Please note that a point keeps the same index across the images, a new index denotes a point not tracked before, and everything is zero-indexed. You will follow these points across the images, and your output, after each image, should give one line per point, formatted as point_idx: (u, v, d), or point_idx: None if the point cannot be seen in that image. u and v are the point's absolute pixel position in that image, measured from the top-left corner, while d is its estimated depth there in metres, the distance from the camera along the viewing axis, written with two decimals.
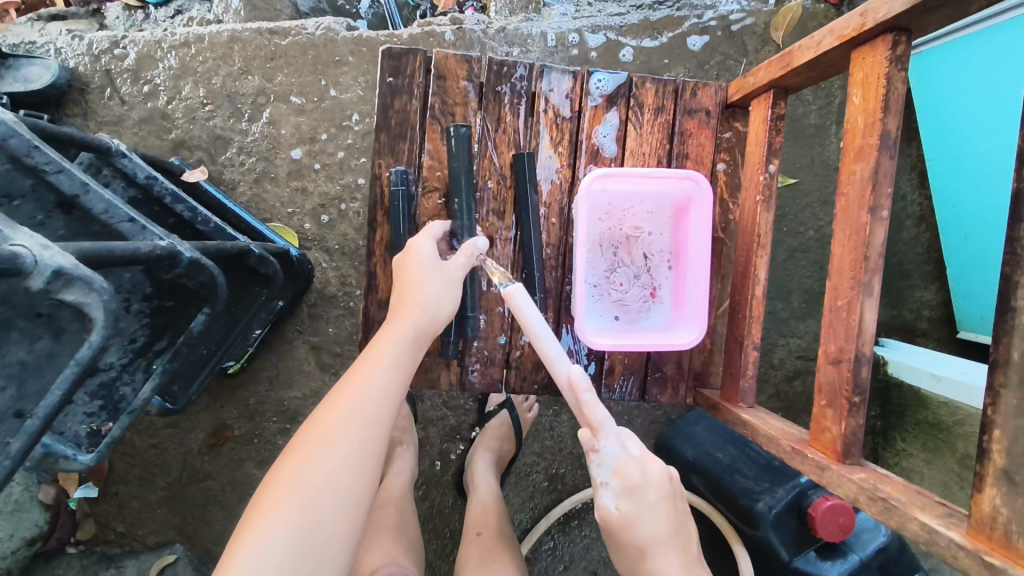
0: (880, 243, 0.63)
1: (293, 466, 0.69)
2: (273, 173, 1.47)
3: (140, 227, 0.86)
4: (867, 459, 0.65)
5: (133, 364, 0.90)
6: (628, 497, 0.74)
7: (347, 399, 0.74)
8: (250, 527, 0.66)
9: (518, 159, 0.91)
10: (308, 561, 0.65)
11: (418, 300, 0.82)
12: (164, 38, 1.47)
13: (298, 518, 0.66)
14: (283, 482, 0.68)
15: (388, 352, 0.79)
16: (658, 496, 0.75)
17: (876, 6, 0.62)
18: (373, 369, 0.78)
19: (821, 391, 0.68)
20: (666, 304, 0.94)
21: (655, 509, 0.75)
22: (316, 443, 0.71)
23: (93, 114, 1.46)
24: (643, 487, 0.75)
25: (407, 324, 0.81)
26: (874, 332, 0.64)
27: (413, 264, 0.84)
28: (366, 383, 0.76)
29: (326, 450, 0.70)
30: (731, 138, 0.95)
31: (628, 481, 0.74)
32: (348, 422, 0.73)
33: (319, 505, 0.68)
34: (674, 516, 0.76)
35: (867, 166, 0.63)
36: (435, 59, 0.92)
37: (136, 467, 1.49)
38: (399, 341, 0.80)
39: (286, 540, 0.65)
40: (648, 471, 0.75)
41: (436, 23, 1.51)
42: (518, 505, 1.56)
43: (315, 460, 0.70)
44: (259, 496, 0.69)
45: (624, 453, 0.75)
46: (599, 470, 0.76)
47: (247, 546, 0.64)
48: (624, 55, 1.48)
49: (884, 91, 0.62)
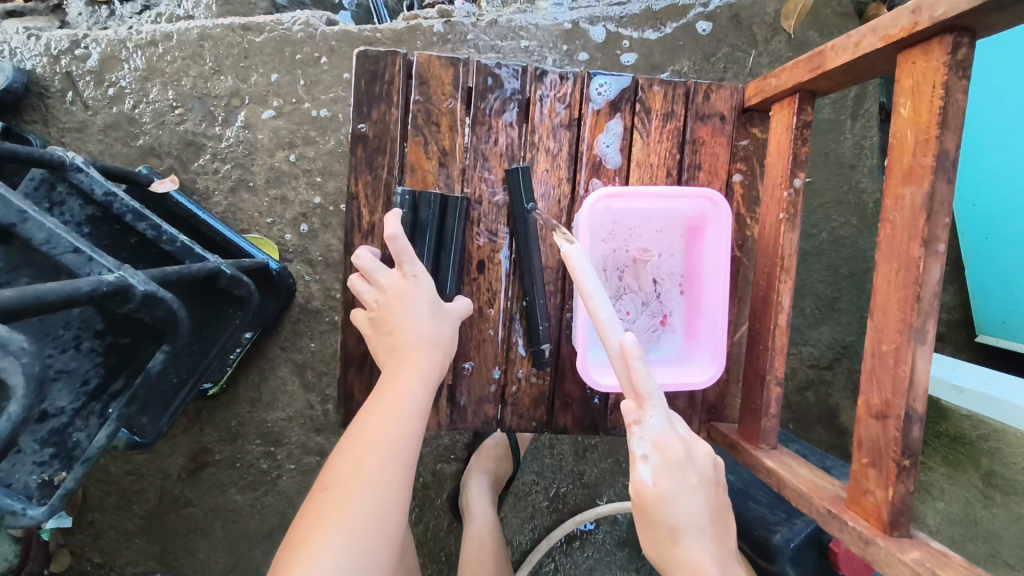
0: (935, 282, 0.54)
1: (332, 502, 0.65)
2: (250, 181, 1.37)
3: (85, 258, 0.76)
4: (917, 529, 0.56)
5: (87, 408, 0.81)
6: (668, 474, 0.66)
7: (378, 426, 0.70)
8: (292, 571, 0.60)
9: (510, 174, 0.82)
10: None
11: (439, 338, 0.78)
12: (129, 37, 1.36)
13: (352, 550, 0.62)
14: (329, 514, 0.64)
15: (417, 380, 0.74)
16: (697, 478, 0.68)
17: (933, 2, 0.52)
18: (403, 397, 0.73)
19: (861, 448, 0.60)
20: (678, 333, 0.84)
21: (692, 493, 0.68)
22: (359, 474, 0.67)
23: (54, 120, 1.36)
24: (683, 467, 0.67)
25: (430, 358, 0.76)
26: (926, 384, 0.55)
27: (415, 299, 0.77)
28: (394, 409, 0.72)
29: (371, 478, 0.67)
30: (748, 146, 0.85)
31: (668, 457, 0.66)
32: (384, 450, 0.69)
33: (370, 537, 0.64)
34: (711, 503, 0.69)
35: (918, 191, 0.54)
36: (417, 62, 0.82)
37: (112, 495, 1.40)
38: (422, 368, 0.76)
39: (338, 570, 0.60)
40: (690, 450, 0.68)
41: (423, 16, 1.40)
42: (516, 527, 1.47)
43: (363, 488, 0.66)
44: (301, 531, 0.64)
45: (668, 428, 0.67)
46: (639, 444, 0.67)
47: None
48: (704, 28, 1.38)
49: (941, 103, 0.53)
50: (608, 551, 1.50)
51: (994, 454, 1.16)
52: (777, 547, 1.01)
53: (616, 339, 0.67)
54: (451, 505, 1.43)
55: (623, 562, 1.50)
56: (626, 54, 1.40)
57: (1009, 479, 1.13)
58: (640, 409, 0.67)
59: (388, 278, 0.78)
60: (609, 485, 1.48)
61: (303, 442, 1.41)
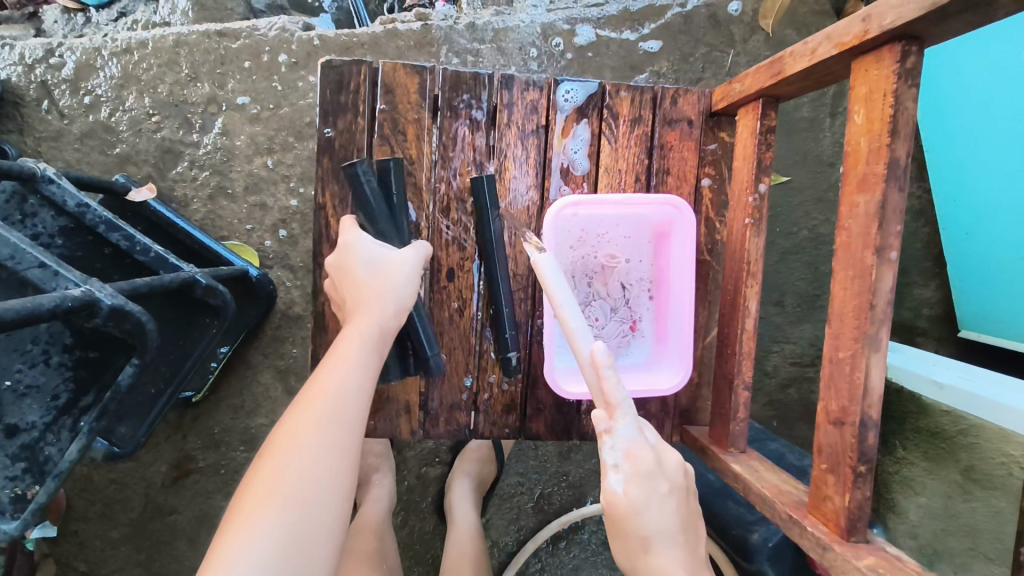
0: (888, 289, 0.54)
1: (274, 454, 0.61)
2: (229, 188, 1.37)
3: (53, 273, 0.76)
4: (875, 535, 0.57)
5: (58, 423, 0.81)
6: (638, 483, 0.66)
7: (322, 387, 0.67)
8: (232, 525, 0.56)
9: (475, 182, 0.81)
10: (302, 552, 0.56)
11: (384, 293, 0.75)
12: (104, 44, 1.36)
13: (293, 499, 0.58)
14: (270, 466, 0.60)
15: (360, 337, 0.72)
16: (669, 487, 0.68)
17: (882, 10, 0.52)
18: (347, 352, 0.70)
19: (821, 454, 0.60)
20: (647, 338, 0.85)
21: (663, 502, 0.67)
22: (301, 426, 0.63)
23: (31, 129, 1.36)
24: (654, 476, 0.67)
25: (378, 314, 0.74)
26: (881, 391, 0.56)
27: (355, 264, 0.77)
28: (337, 365, 0.69)
29: (313, 429, 0.63)
30: (716, 150, 0.86)
31: (639, 466, 0.66)
32: (330, 407, 0.65)
33: (312, 487, 0.60)
34: (682, 511, 0.69)
35: (872, 199, 0.54)
36: (383, 71, 0.81)
37: (96, 504, 1.40)
38: (367, 330, 0.73)
39: (282, 522, 0.56)
40: (663, 460, 0.68)
41: (400, 20, 1.39)
42: (502, 529, 1.48)
43: (304, 438, 0.62)
44: (239, 495, 0.60)
45: (639, 437, 0.67)
46: (610, 452, 0.67)
47: (239, 536, 0.55)
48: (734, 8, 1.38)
49: (892, 111, 0.53)
50: (593, 551, 1.51)
51: (973, 448, 1.15)
52: (755, 547, 1.02)
53: (586, 347, 0.67)
54: (436, 508, 1.44)
55: (609, 562, 1.50)
56: (652, 40, 1.40)
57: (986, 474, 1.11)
58: (611, 418, 0.67)
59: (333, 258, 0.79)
60: (594, 485, 1.49)
61: None
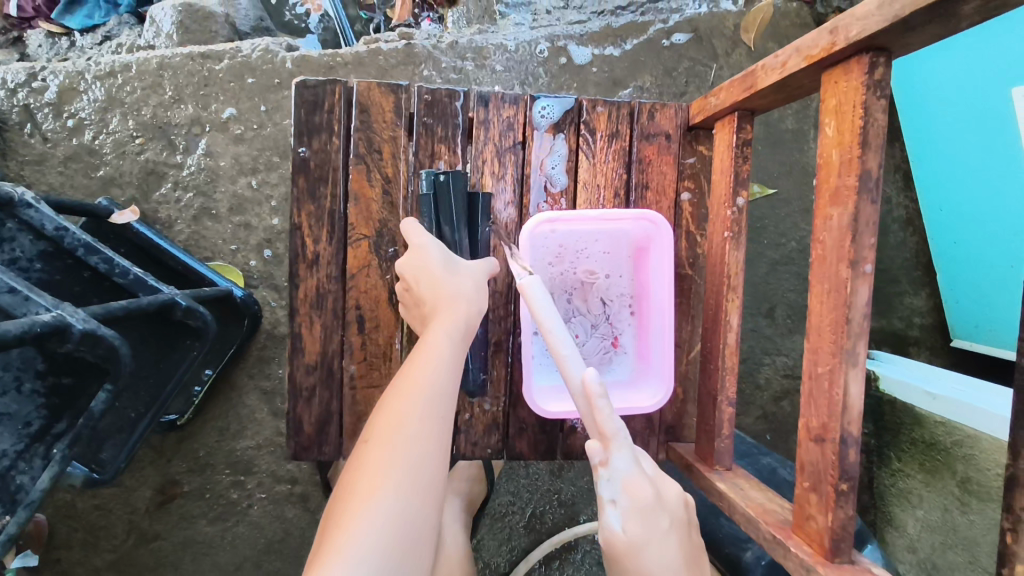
0: (863, 303, 0.53)
1: (379, 455, 0.60)
2: (213, 209, 1.36)
3: (21, 297, 0.75)
4: (859, 556, 0.55)
5: (29, 450, 0.79)
6: (637, 521, 0.60)
7: (421, 386, 0.65)
8: (344, 525, 0.55)
9: (475, 202, 0.80)
10: (412, 555, 0.56)
11: (472, 297, 0.75)
12: (87, 68, 1.36)
13: (403, 502, 0.58)
14: (377, 465, 0.59)
15: (448, 336, 0.70)
16: (671, 522, 0.62)
17: (848, 22, 0.52)
18: (436, 352, 0.69)
19: (803, 472, 0.59)
20: (629, 354, 0.84)
21: (665, 539, 0.61)
22: (402, 427, 0.62)
23: (13, 153, 1.35)
24: (654, 511, 0.61)
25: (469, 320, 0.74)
26: (861, 406, 0.54)
27: (431, 265, 0.75)
28: (428, 365, 0.68)
29: (414, 431, 0.62)
30: (695, 164, 0.85)
31: (639, 502, 0.60)
32: (427, 407, 0.64)
33: (418, 489, 0.60)
34: (684, 548, 0.63)
35: (844, 212, 0.54)
36: (358, 91, 0.81)
37: (79, 531, 1.37)
38: (452, 328, 0.71)
39: (396, 524, 0.56)
40: (662, 492, 0.62)
41: (383, 39, 1.39)
42: (494, 549, 1.45)
43: (408, 440, 0.61)
44: (347, 494, 0.58)
45: (638, 469, 0.61)
46: (606, 487, 0.61)
47: (355, 537, 0.54)
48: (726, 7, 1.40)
49: (861, 122, 0.52)
50: (588, 570, 1.48)
51: (969, 460, 1.14)
52: (748, 565, 1.00)
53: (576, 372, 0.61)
54: None
55: None
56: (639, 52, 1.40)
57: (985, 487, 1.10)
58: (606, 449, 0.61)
59: (407, 260, 0.76)
60: (587, 503, 1.47)
61: (273, 469, 1.39)
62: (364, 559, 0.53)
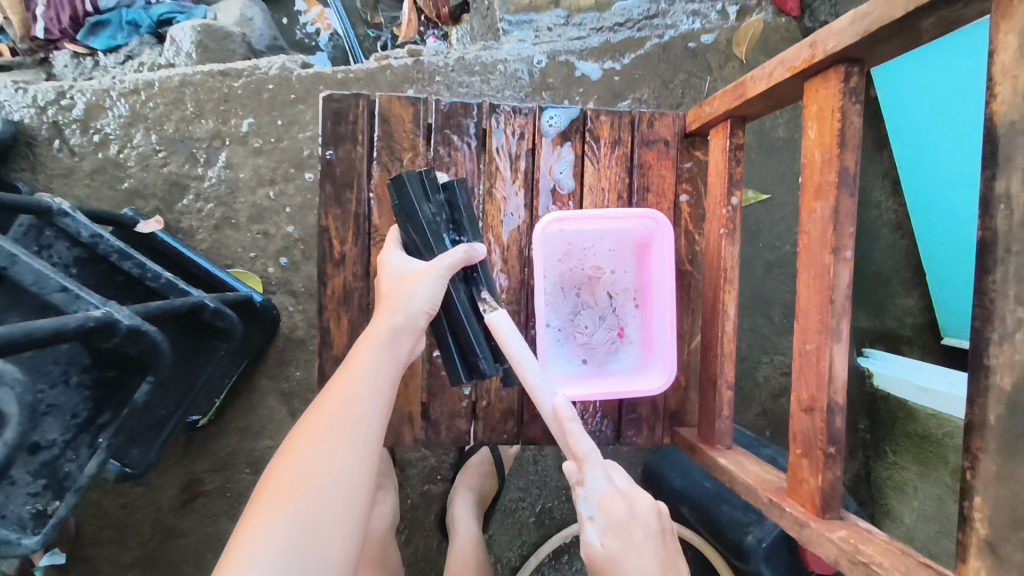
0: (845, 285, 0.60)
1: (289, 465, 0.70)
2: (233, 218, 1.43)
3: (73, 295, 0.81)
4: (848, 512, 0.61)
5: (77, 440, 0.85)
6: (612, 533, 0.70)
7: (338, 402, 0.75)
8: (249, 525, 0.66)
9: (455, 188, 0.83)
10: (311, 553, 0.65)
11: (414, 295, 0.80)
12: (113, 86, 1.43)
13: (302, 506, 0.67)
14: (287, 474, 0.69)
15: (371, 352, 0.79)
16: (644, 533, 0.71)
17: (825, 37, 0.59)
18: (357, 368, 0.77)
19: (795, 440, 0.65)
20: (634, 344, 0.90)
21: (642, 550, 0.70)
22: (314, 439, 0.72)
23: (42, 167, 1.42)
24: (629, 525, 0.71)
25: (406, 323, 0.80)
26: (846, 378, 0.61)
27: (384, 277, 0.83)
28: (349, 381, 0.76)
29: (325, 442, 0.71)
30: (692, 168, 0.92)
31: (612, 516, 0.71)
32: (341, 421, 0.73)
33: (321, 492, 0.68)
34: (665, 559, 0.71)
35: (827, 206, 0.60)
36: (380, 103, 0.88)
37: (108, 529, 1.45)
38: (378, 343, 0.79)
39: (291, 525, 0.65)
40: (635, 507, 0.72)
41: (393, 56, 1.47)
42: (505, 543, 1.50)
43: (315, 451, 0.71)
44: (258, 498, 0.68)
45: (609, 487, 0.72)
46: (584, 505, 0.72)
47: (254, 537, 0.64)
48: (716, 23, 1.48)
49: (839, 125, 0.59)
50: None
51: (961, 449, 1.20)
52: (749, 548, 1.06)
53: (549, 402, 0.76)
54: (439, 525, 1.47)
55: None
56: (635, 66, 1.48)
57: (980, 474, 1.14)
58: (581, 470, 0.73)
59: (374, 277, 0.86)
60: None
61: None
62: (259, 556, 0.63)
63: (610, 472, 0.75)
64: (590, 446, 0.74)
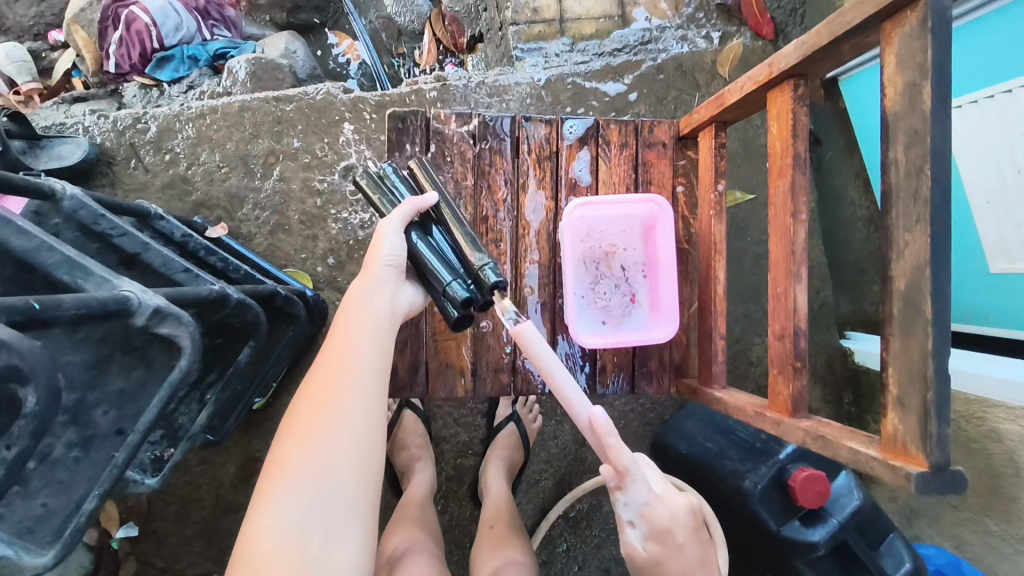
0: (802, 241, 0.80)
1: (298, 415, 0.80)
2: (286, 225, 1.63)
3: (193, 275, 1.00)
4: (812, 413, 0.80)
5: (190, 396, 1.05)
6: (650, 532, 0.83)
7: (331, 356, 0.84)
8: (273, 469, 0.77)
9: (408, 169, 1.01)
10: (326, 480, 0.75)
11: (376, 255, 0.93)
12: (181, 111, 1.64)
13: (308, 444, 0.77)
14: (295, 422, 0.79)
15: (353, 310, 0.88)
16: (679, 531, 0.83)
17: (778, 60, 0.80)
18: (344, 326, 0.87)
19: (773, 364, 0.85)
20: (644, 308, 1.11)
21: (676, 541, 0.84)
22: (312, 389, 0.81)
23: (120, 183, 1.62)
24: (665, 527, 0.82)
25: (376, 281, 0.91)
26: (807, 310, 0.80)
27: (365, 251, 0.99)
28: (338, 336, 0.86)
29: (320, 391, 0.81)
30: (686, 165, 1.13)
31: (651, 520, 0.82)
32: (332, 371, 0.82)
33: (322, 429, 0.78)
34: (694, 543, 0.86)
35: (787, 181, 0.81)
36: (433, 119, 1.10)
37: (174, 504, 1.62)
38: (357, 299, 0.89)
39: (302, 463, 0.75)
40: (671, 512, 0.83)
41: (422, 82, 1.70)
42: (529, 511, 1.68)
43: (313, 399, 0.80)
44: (276, 448, 0.79)
45: (649, 498, 0.82)
46: (625, 508, 0.82)
47: (276, 479, 0.75)
48: (699, 45, 1.72)
49: (793, 123, 0.80)
50: (611, 529, 1.71)
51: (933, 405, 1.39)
52: (747, 491, 1.20)
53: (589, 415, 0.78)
54: (472, 494, 1.66)
55: None
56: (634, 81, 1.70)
57: (962, 427, 1.29)
58: (623, 481, 0.81)
59: None
60: None
61: None
62: (283, 491, 0.74)
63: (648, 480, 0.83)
64: (634, 463, 0.80)
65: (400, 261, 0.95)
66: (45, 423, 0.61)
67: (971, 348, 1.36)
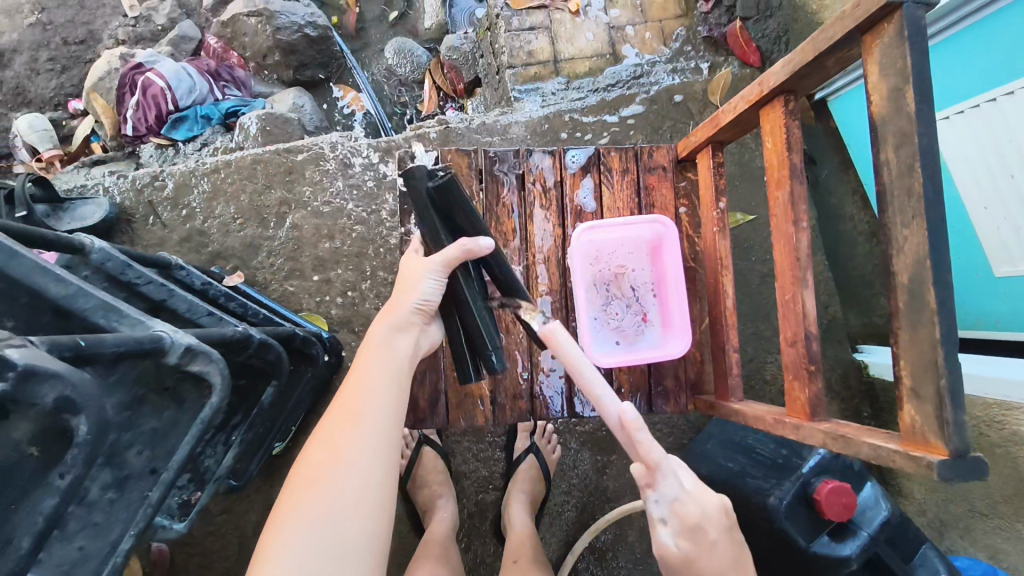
0: (806, 248, 0.82)
1: (311, 454, 0.81)
2: (300, 270, 1.68)
3: (217, 318, 1.04)
4: (831, 416, 0.81)
5: (215, 438, 1.05)
6: (685, 532, 0.77)
7: (346, 395, 0.86)
8: (284, 507, 0.77)
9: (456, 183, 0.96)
10: (337, 518, 0.75)
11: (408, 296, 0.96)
12: (196, 168, 1.71)
13: (320, 482, 0.77)
14: (309, 461, 0.80)
15: (371, 352, 0.91)
16: (714, 531, 0.78)
17: (767, 78, 0.85)
18: (361, 367, 0.89)
19: (788, 370, 0.86)
20: (656, 326, 1.14)
21: (712, 543, 0.78)
22: (327, 429, 0.83)
23: (139, 239, 1.69)
24: (700, 524, 0.77)
25: (398, 323, 0.94)
26: (816, 315, 0.83)
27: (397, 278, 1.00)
28: (355, 377, 0.88)
29: (335, 429, 0.82)
30: (686, 187, 1.17)
31: (685, 519, 0.77)
32: (347, 410, 0.84)
33: (336, 467, 0.79)
34: (728, 545, 0.80)
35: (786, 191, 0.84)
36: (442, 158, 1.15)
37: (196, 556, 1.61)
38: (376, 341, 0.92)
39: (314, 500, 0.76)
40: (707, 508, 0.78)
41: (425, 126, 1.78)
42: (553, 545, 1.66)
43: (327, 439, 0.81)
44: (288, 486, 0.79)
45: (682, 492, 0.77)
46: (657, 506, 0.78)
47: (287, 516, 0.75)
48: (688, 75, 1.79)
49: (786, 137, 0.84)
50: (638, 560, 1.68)
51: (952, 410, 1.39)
52: (772, 508, 1.18)
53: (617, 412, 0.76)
54: (494, 530, 1.64)
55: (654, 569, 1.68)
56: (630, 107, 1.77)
57: (984, 432, 1.29)
58: (653, 476, 0.77)
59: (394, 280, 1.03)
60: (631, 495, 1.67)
61: None
62: (294, 529, 0.74)
63: (678, 473, 0.79)
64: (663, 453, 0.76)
65: (432, 304, 0.98)
66: (95, 451, 0.65)
67: (985, 351, 1.37)
